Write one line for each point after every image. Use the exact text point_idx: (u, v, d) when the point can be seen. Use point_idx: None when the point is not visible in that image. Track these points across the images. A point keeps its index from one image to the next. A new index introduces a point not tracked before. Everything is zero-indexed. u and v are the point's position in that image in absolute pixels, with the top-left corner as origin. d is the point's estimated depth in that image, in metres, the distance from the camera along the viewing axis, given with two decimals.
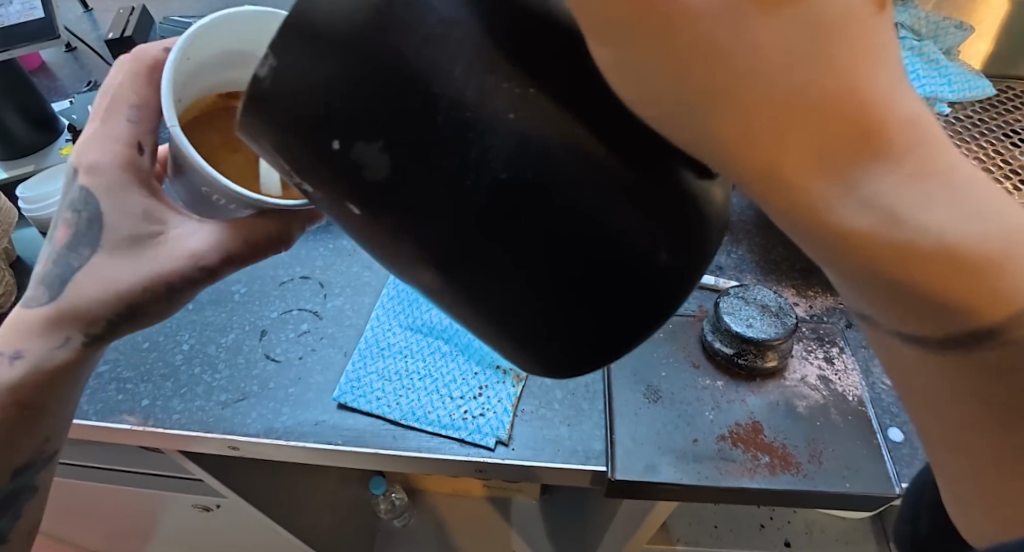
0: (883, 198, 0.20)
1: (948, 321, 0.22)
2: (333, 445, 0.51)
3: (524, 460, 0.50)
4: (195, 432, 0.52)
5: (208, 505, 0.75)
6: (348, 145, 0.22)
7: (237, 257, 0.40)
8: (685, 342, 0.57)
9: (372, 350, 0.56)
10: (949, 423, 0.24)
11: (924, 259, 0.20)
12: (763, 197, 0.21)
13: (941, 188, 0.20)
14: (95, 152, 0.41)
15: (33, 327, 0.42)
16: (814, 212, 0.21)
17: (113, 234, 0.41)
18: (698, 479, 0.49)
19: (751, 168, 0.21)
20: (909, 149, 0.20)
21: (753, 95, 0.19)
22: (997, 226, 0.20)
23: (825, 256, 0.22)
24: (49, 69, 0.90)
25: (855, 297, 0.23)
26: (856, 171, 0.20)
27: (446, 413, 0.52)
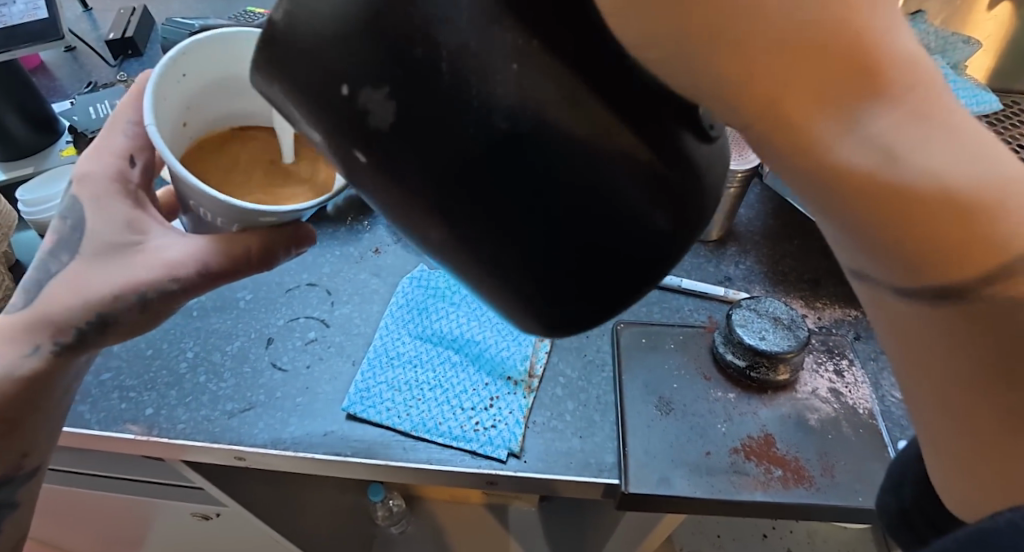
0: (883, 136, 0.20)
1: (945, 268, 0.21)
2: (342, 456, 0.50)
3: (537, 473, 0.50)
4: (200, 443, 0.51)
5: (208, 513, 0.74)
6: (356, 92, 0.22)
7: (213, 270, 0.39)
8: (696, 354, 0.57)
9: (381, 360, 0.56)
10: (945, 379, 0.23)
11: (919, 199, 0.20)
12: (766, 139, 0.22)
13: (938, 132, 0.20)
14: (90, 163, 0.42)
15: (11, 332, 0.42)
16: (815, 149, 0.21)
17: (94, 240, 0.41)
18: (712, 492, 0.48)
19: (751, 104, 0.21)
20: (906, 88, 0.20)
21: (756, 34, 0.20)
22: (996, 171, 0.20)
23: (823, 201, 0.22)
24: (48, 68, 0.89)
25: (853, 250, 0.23)
26: (857, 106, 0.20)
27: (457, 424, 0.52)
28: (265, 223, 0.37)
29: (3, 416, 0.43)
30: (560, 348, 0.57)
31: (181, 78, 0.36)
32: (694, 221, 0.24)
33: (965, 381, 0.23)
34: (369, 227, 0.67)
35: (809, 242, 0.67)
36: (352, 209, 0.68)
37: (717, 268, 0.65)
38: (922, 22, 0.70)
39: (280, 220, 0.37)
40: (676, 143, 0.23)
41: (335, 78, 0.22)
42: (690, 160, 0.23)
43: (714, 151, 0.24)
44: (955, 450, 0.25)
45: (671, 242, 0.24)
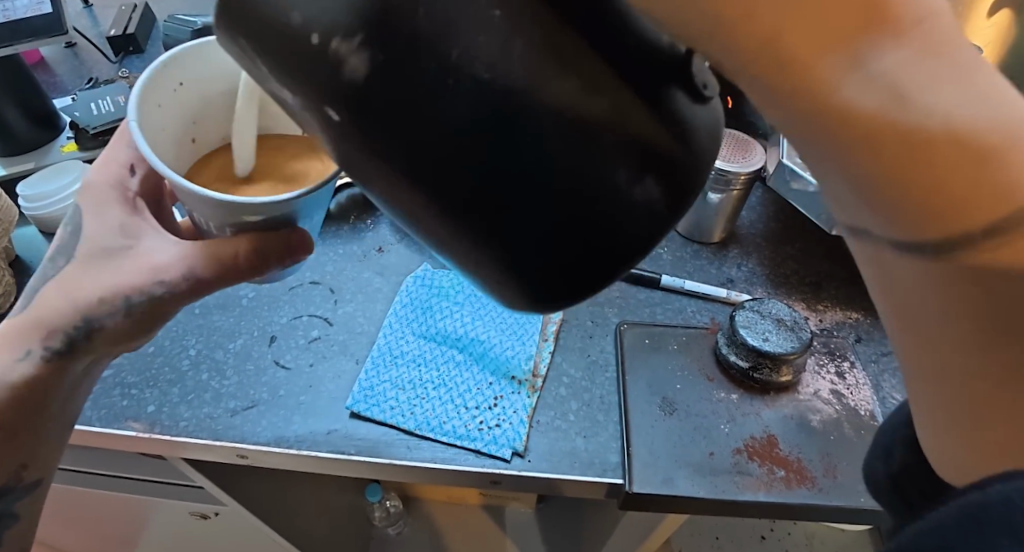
0: (889, 74, 0.18)
1: (950, 219, 0.19)
2: (346, 455, 0.50)
3: (541, 472, 0.50)
4: (203, 440, 0.51)
5: (206, 512, 0.74)
6: (328, 41, 0.21)
7: (202, 274, 0.39)
8: (698, 355, 0.57)
9: (385, 358, 0.56)
10: (937, 347, 0.21)
11: (925, 143, 0.18)
12: (759, 83, 0.19)
13: (948, 70, 0.17)
14: (95, 174, 0.43)
15: (4, 335, 0.42)
16: (816, 88, 0.18)
17: (91, 246, 0.42)
18: (715, 492, 0.48)
19: (748, 44, 0.18)
20: (917, 23, 0.17)
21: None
22: (1006, 114, 0.18)
23: (820, 148, 0.19)
24: (48, 64, 0.88)
25: (848, 203, 0.21)
26: (863, 42, 0.18)
27: (461, 423, 0.52)
28: (253, 225, 0.36)
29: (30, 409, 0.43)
30: (564, 348, 0.57)
31: (178, 86, 0.38)
32: (685, 192, 0.24)
33: (964, 350, 0.21)
34: (372, 225, 0.67)
35: (810, 245, 0.68)
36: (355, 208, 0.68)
37: (720, 269, 0.65)
38: None
39: (268, 220, 0.36)
40: (664, 104, 0.22)
41: (308, 28, 0.22)
42: (683, 132, 0.23)
43: (706, 112, 0.24)
44: (950, 422, 0.22)
45: (668, 212, 0.24)
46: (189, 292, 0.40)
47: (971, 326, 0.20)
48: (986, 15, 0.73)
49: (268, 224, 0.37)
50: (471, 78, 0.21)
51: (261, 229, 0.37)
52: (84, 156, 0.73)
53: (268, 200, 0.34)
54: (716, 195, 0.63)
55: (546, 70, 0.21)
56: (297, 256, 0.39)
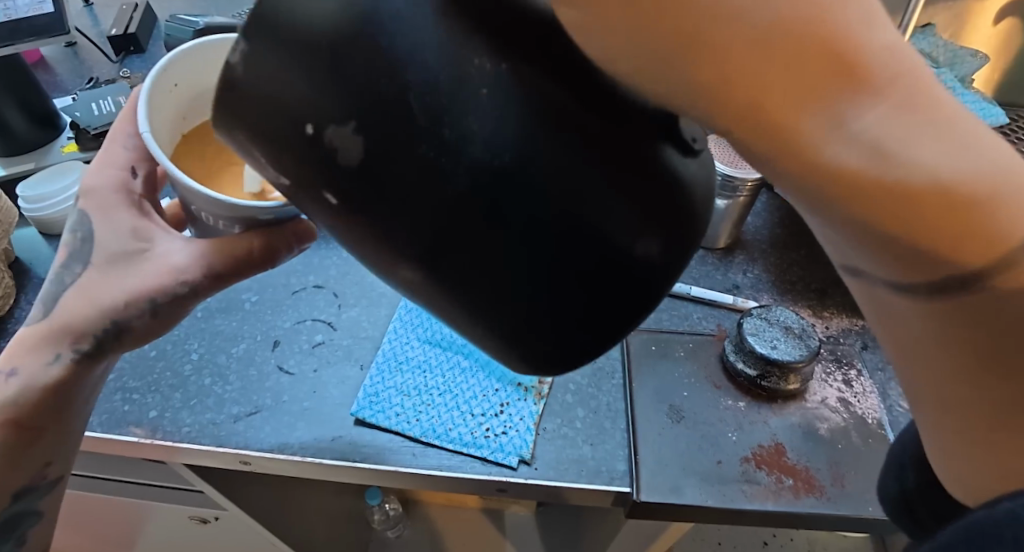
0: (872, 132, 0.18)
1: (945, 266, 0.19)
2: (351, 462, 0.50)
3: (548, 480, 0.49)
4: (206, 447, 0.50)
5: (206, 517, 0.73)
6: (322, 130, 0.22)
7: (221, 268, 0.39)
8: (705, 362, 0.56)
9: (390, 365, 0.55)
10: (941, 381, 0.22)
11: (914, 200, 0.18)
12: (749, 144, 0.20)
13: (930, 124, 0.18)
14: (94, 177, 0.42)
15: (31, 342, 0.42)
16: (801, 149, 0.19)
17: (102, 251, 0.41)
18: (723, 501, 0.48)
19: (728, 106, 0.19)
20: (890, 80, 0.18)
21: (727, 40, 0.18)
22: (990, 161, 0.18)
23: (813, 202, 0.20)
24: (48, 63, 0.88)
25: (845, 248, 0.21)
26: (839, 103, 0.18)
27: (467, 430, 0.51)
28: (260, 221, 0.36)
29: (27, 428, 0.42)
30: None
31: (173, 87, 0.37)
32: (690, 226, 0.24)
33: (958, 380, 0.22)
34: None
35: (815, 251, 0.68)
36: None
37: (725, 276, 0.65)
38: (931, 35, 0.71)
39: (277, 216, 0.36)
40: (656, 154, 0.23)
41: (300, 120, 0.22)
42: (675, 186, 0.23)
43: (699, 166, 0.24)
44: (960, 452, 0.23)
45: (672, 260, 0.24)
46: (209, 287, 0.40)
47: (964, 358, 0.21)
48: (991, 23, 0.73)
49: (275, 221, 0.37)
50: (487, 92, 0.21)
51: (269, 226, 0.37)
52: (85, 157, 0.72)
53: (276, 197, 0.33)
54: (722, 200, 0.63)
55: (543, 118, 0.21)
56: (303, 243, 0.39)
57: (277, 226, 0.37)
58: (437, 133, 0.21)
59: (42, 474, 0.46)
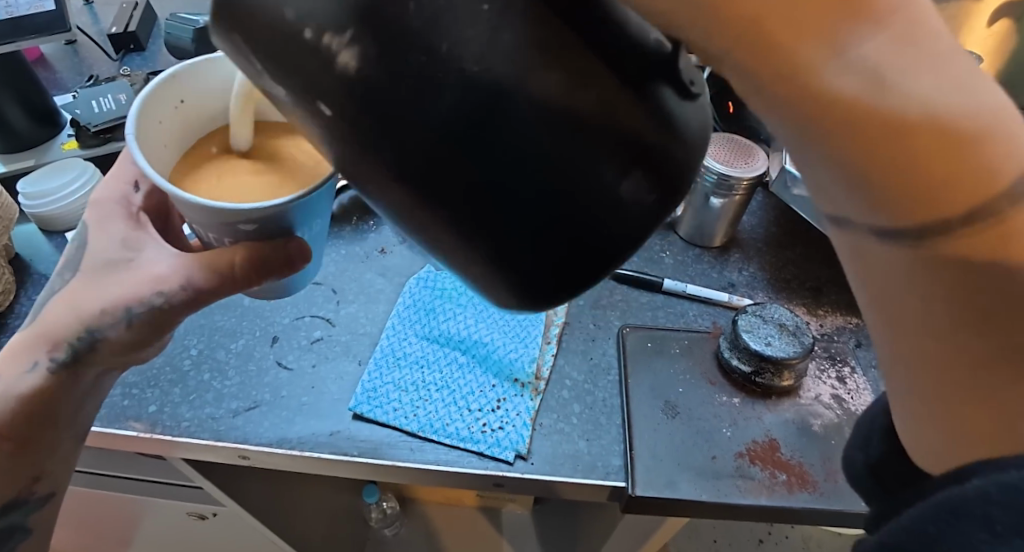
0: (868, 58, 0.20)
1: (934, 197, 0.20)
2: (349, 457, 0.50)
3: (544, 475, 0.50)
4: (205, 441, 0.51)
5: (204, 513, 0.74)
6: (321, 37, 0.22)
7: (201, 283, 0.39)
8: (701, 358, 0.57)
9: (388, 360, 0.56)
10: (922, 335, 0.23)
11: (904, 126, 0.20)
12: (742, 67, 0.21)
13: (925, 58, 0.19)
14: (102, 191, 0.44)
15: (17, 350, 0.43)
16: (799, 72, 0.20)
17: (92, 259, 0.42)
18: (717, 495, 0.49)
19: (729, 36, 0.20)
20: (890, 10, 0.19)
21: None
22: (981, 103, 0.20)
23: (808, 133, 0.21)
24: (48, 61, 0.88)
25: (833, 193, 0.22)
26: (841, 27, 0.20)
27: (464, 425, 0.52)
28: (247, 233, 0.36)
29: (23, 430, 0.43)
30: (567, 350, 0.58)
31: (179, 103, 0.38)
32: (678, 175, 0.24)
33: (941, 333, 0.22)
34: (374, 226, 0.67)
35: (810, 250, 0.68)
36: (358, 208, 0.68)
37: (721, 274, 0.66)
38: None
39: (263, 228, 0.36)
40: (656, 96, 0.23)
41: (302, 24, 0.23)
42: (669, 124, 0.23)
43: (696, 109, 0.25)
44: (936, 414, 0.24)
45: (658, 207, 0.24)
46: (186, 301, 0.40)
47: (951, 311, 0.22)
48: (986, 25, 0.73)
49: (262, 234, 0.36)
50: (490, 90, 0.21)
51: (257, 239, 0.37)
52: (85, 154, 0.73)
53: (253, 207, 0.33)
54: (718, 199, 0.63)
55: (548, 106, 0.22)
56: (295, 263, 0.38)
57: (264, 239, 0.37)
58: (439, 46, 0.22)
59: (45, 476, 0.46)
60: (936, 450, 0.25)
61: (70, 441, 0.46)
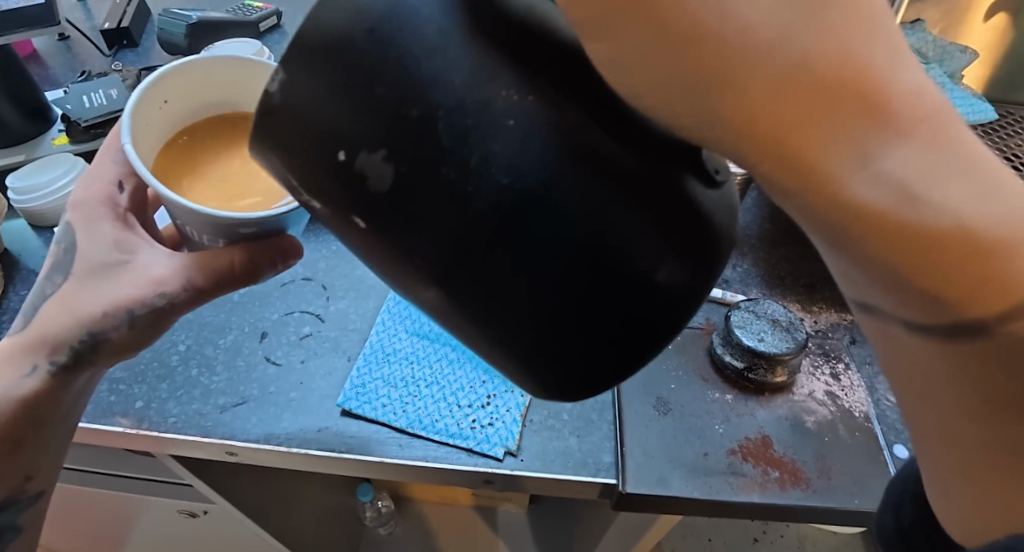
0: (895, 172, 0.19)
1: (962, 309, 0.21)
2: (336, 453, 0.49)
3: (533, 472, 0.49)
4: (192, 437, 0.50)
5: (195, 510, 0.73)
6: (354, 156, 0.23)
7: (201, 283, 0.39)
8: (693, 355, 0.56)
9: (377, 356, 0.55)
10: (951, 418, 0.25)
11: (936, 241, 0.20)
12: (769, 174, 0.20)
13: (959, 167, 0.19)
14: (83, 191, 0.42)
15: (11, 353, 0.42)
16: (827, 188, 0.20)
17: (84, 263, 0.41)
18: (708, 492, 0.48)
19: (752, 147, 0.20)
20: (913, 121, 0.19)
21: (748, 78, 0.19)
22: (1015, 211, 0.19)
23: (840, 243, 0.21)
24: (40, 56, 0.88)
25: (868, 290, 0.23)
26: (865, 142, 0.19)
27: (453, 421, 0.51)
28: (245, 235, 0.36)
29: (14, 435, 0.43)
30: None
31: (163, 104, 0.38)
32: (711, 254, 0.25)
33: (967, 417, 0.24)
34: None
35: (805, 246, 0.68)
36: None
37: None
38: (920, 31, 0.70)
39: (261, 231, 0.36)
40: (681, 187, 0.24)
41: (335, 144, 0.24)
42: (698, 212, 0.25)
43: (721, 196, 0.26)
44: (955, 476, 0.26)
45: (694, 286, 0.25)
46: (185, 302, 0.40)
47: (970, 397, 0.24)
48: (982, 19, 0.73)
49: (257, 236, 0.36)
50: (464, 106, 0.22)
51: (251, 240, 0.37)
52: (76, 150, 0.72)
53: (263, 213, 0.33)
54: None
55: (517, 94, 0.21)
56: (287, 259, 0.39)
57: (257, 241, 0.37)
58: (463, 159, 0.23)
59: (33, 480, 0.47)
60: (969, 524, 0.27)
61: (60, 438, 0.46)
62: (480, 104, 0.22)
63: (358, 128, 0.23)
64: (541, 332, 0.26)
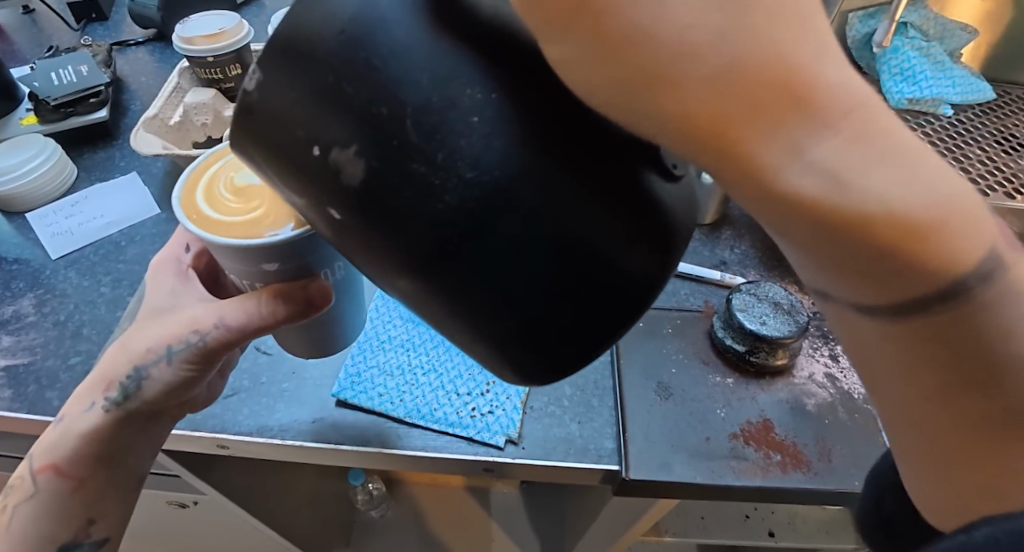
0: (825, 162, 0.19)
1: (900, 283, 0.21)
2: (333, 444, 0.48)
3: (534, 460, 0.48)
4: (182, 431, 0.48)
5: (185, 501, 0.72)
6: (328, 152, 0.23)
7: (230, 320, 0.39)
8: (693, 339, 0.56)
9: (372, 344, 0.53)
10: (908, 400, 0.24)
11: (870, 225, 0.19)
12: (711, 171, 0.20)
13: (887, 152, 0.19)
14: (160, 254, 0.47)
15: (80, 391, 0.44)
16: (760, 178, 0.19)
17: (146, 309, 0.44)
18: (712, 477, 0.48)
19: (695, 143, 0.19)
20: (841, 112, 0.18)
21: (685, 75, 0.18)
22: (943, 193, 0.19)
23: (779, 228, 0.21)
24: (4, 30, 0.83)
25: (810, 272, 0.23)
26: (798, 135, 0.18)
27: (453, 410, 0.50)
28: (272, 274, 0.37)
29: (69, 473, 0.43)
30: None
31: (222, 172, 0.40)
32: (667, 247, 0.25)
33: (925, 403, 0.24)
34: None
35: None
36: None
37: (712, 252, 0.65)
38: (923, 7, 0.68)
39: (283, 266, 0.36)
40: (634, 178, 0.23)
41: (311, 139, 0.23)
42: (650, 206, 0.24)
43: (680, 189, 0.25)
44: (916, 464, 0.26)
45: (649, 278, 0.25)
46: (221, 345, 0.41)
47: (929, 381, 0.23)
48: None
49: (285, 275, 0.37)
50: (428, 105, 0.21)
51: (280, 279, 0.37)
52: (46, 130, 0.69)
53: (273, 237, 0.33)
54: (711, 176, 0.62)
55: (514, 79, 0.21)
56: (312, 305, 0.38)
57: (289, 280, 0.37)
58: (430, 153, 0.22)
59: (90, 529, 0.45)
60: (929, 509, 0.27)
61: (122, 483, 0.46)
62: (449, 101, 0.21)
63: (332, 126, 0.22)
64: (486, 320, 0.24)
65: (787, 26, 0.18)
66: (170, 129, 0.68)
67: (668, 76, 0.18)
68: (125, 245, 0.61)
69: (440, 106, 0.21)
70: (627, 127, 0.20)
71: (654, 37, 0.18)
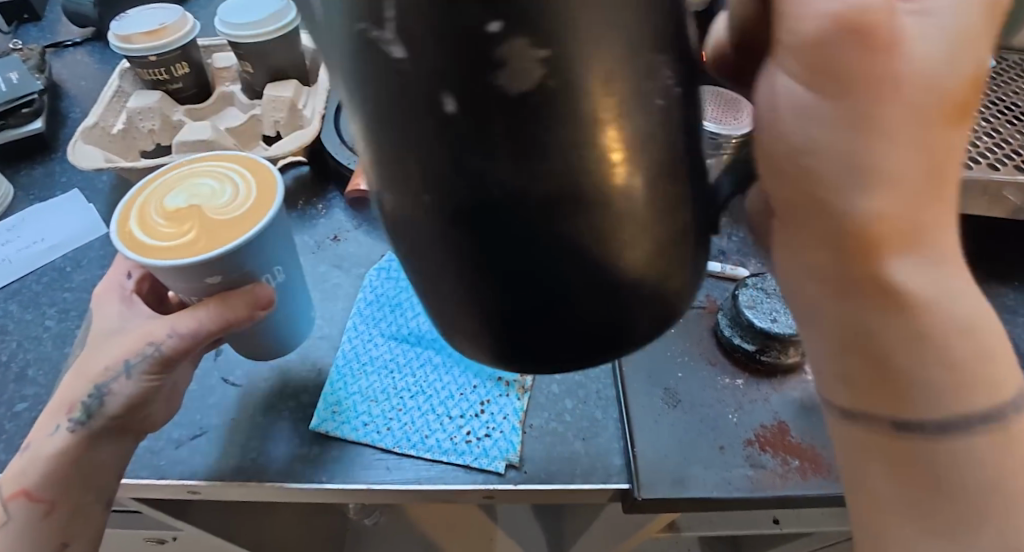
0: (920, 276, 0.22)
1: (907, 379, 0.23)
2: (316, 484, 0.43)
3: (538, 485, 0.44)
4: (144, 480, 0.44)
5: (160, 537, 0.67)
6: (454, 108, 0.18)
7: (185, 328, 0.38)
8: (698, 339, 0.52)
9: (352, 367, 0.49)
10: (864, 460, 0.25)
11: (929, 338, 0.22)
12: (842, 264, 0.22)
13: (960, 284, 0.22)
14: (102, 283, 0.44)
15: (43, 419, 0.40)
16: (872, 272, 0.21)
17: (96, 334, 0.41)
18: (730, 490, 0.44)
19: (852, 239, 0.21)
20: (945, 242, 0.22)
21: (885, 173, 0.20)
22: (983, 327, 0.23)
23: (843, 312, 0.23)
24: None
25: (822, 340, 0.24)
26: (913, 252, 0.21)
27: (445, 436, 0.45)
28: (216, 287, 0.37)
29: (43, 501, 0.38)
30: None
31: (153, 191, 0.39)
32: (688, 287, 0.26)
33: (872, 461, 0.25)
34: (323, 212, 0.60)
35: None
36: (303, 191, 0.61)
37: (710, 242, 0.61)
38: None
39: (225, 278, 0.36)
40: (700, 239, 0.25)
41: (381, 43, 0.18)
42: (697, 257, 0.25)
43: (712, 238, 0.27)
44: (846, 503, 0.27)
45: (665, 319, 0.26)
46: (181, 358, 0.39)
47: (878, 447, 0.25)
48: None
49: (228, 286, 0.37)
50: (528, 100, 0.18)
51: (224, 289, 0.37)
52: None
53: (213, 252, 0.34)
54: None
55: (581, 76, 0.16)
56: (257, 308, 0.38)
57: (233, 289, 0.37)
58: (534, 163, 0.19)
59: None
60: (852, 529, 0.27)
61: None
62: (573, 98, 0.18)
63: (446, 78, 0.18)
64: (487, 335, 0.24)
65: (955, 171, 0.21)
66: (113, 138, 0.63)
67: (872, 170, 0.20)
68: (70, 271, 0.55)
69: (570, 136, 0.19)
70: (815, 217, 0.21)
71: (874, 152, 0.20)
